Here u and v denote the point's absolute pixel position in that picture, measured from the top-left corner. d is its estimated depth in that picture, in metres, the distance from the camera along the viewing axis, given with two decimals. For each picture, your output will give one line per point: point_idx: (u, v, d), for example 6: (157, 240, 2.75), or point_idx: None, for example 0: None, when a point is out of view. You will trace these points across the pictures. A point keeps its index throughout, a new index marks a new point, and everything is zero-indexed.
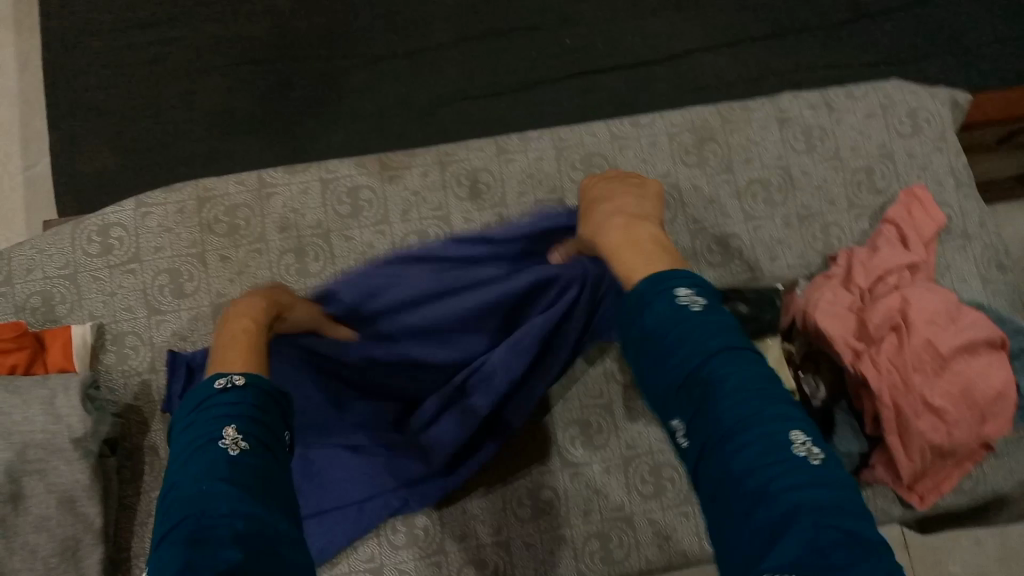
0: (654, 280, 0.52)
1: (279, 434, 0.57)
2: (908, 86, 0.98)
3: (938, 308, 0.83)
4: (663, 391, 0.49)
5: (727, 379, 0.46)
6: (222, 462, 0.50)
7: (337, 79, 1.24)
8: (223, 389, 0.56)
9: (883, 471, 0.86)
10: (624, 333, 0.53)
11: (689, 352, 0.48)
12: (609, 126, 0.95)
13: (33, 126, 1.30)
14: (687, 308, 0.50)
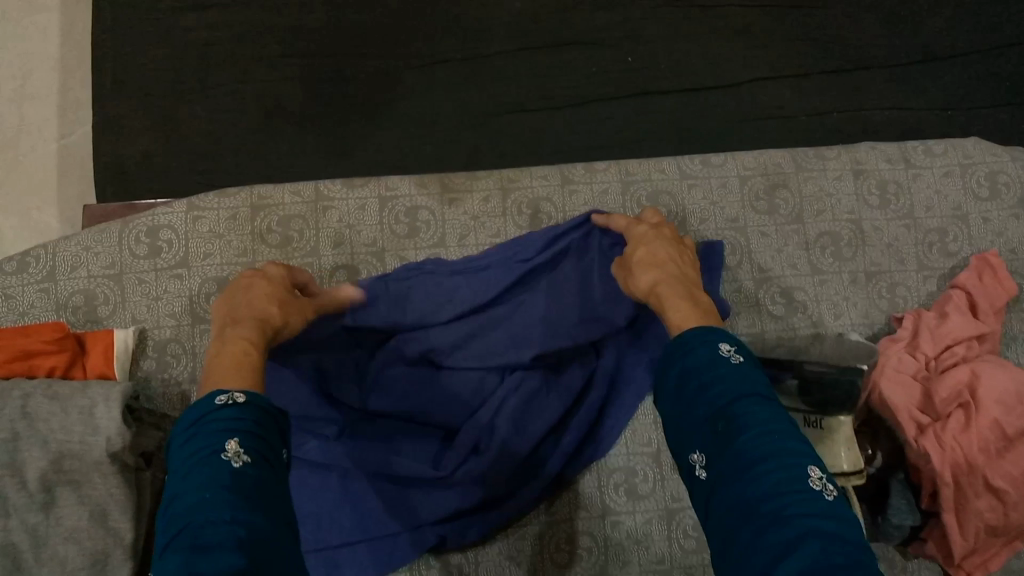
0: (699, 332, 0.60)
1: (279, 450, 0.53)
2: (989, 147, 0.95)
3: (1008, 387, 0.80)
4: (679, 424, 0.57)
5: (753, 419, 0.52)
6: (223, 473, 0.47)
7: (390, 80, 1.19)
8: (223, 404, 0.52)
9: (934, 546, 0.82)
10: (662, 373, 0.60)
11: (721, 393, 0.54)
12: (679, 163, 0.92)
13: (72, 95, 1.26)
14: (724, 358, 0.57)
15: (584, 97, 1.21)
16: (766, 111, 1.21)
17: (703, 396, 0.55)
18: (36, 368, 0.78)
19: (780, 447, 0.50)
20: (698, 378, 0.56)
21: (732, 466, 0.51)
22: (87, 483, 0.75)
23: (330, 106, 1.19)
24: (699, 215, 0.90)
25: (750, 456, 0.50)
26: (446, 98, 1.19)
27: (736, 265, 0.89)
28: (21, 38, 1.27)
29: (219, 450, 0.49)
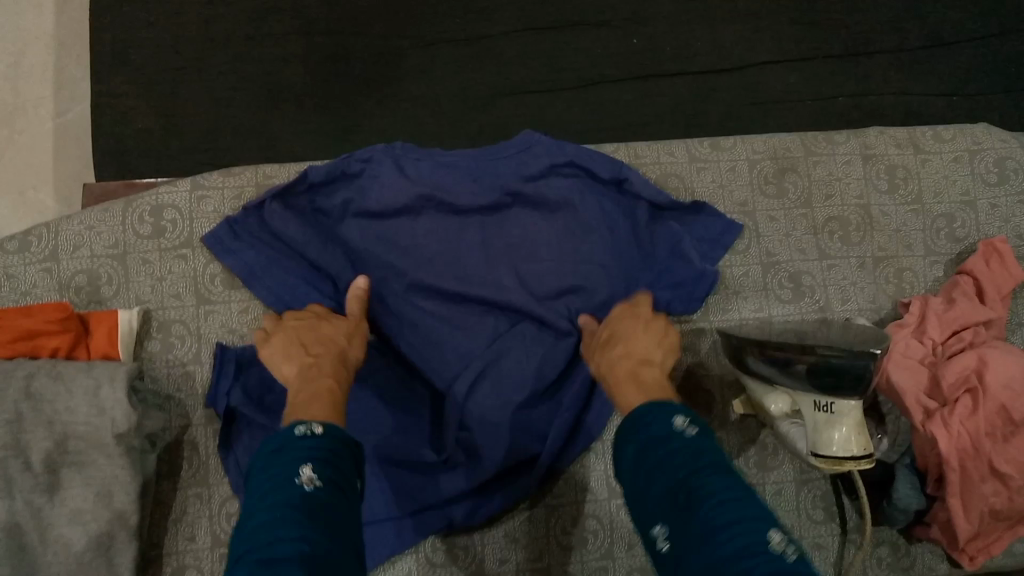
0: (654, 406, 0.61)
1: (354, 479, 0.56)
2: (997, 133, 0.95)
3: (1015, 373, 0.80)
4: (643, 496, 0.56)
5: (715, 487, 0.51)
6: (294, 494, 0.50)
7: (393, 60, 1.18)
8: (303, 433, 0.56)
9: (938, 530, 0.83)
10: (623, 453, 0.60)
11: (679, 464, 0.54)
12: (688, 146, 0.92)
13: (68, 72, 1.24)
14: (679, 430, 0.57)
15: (588, 79, 1.20)
16: (771, 95, 1.21)
17: (664, 466, 0.55)
18: (39, 349, 0.78)
19: (748, 515, 0.49)
20: (657, 450, 0.57)
21: (695, 533, 0.49)
22: (92, 464, 0.74)
23: (333, 85, 1.17)
24: (707, 198, 0.90)
25: (714, 520, 0.49)
26: (449, 78, 1.18)
27: (744, 248, 0.89)
28: (17, 14, 1.25)
29: (293, 476, 0.52)
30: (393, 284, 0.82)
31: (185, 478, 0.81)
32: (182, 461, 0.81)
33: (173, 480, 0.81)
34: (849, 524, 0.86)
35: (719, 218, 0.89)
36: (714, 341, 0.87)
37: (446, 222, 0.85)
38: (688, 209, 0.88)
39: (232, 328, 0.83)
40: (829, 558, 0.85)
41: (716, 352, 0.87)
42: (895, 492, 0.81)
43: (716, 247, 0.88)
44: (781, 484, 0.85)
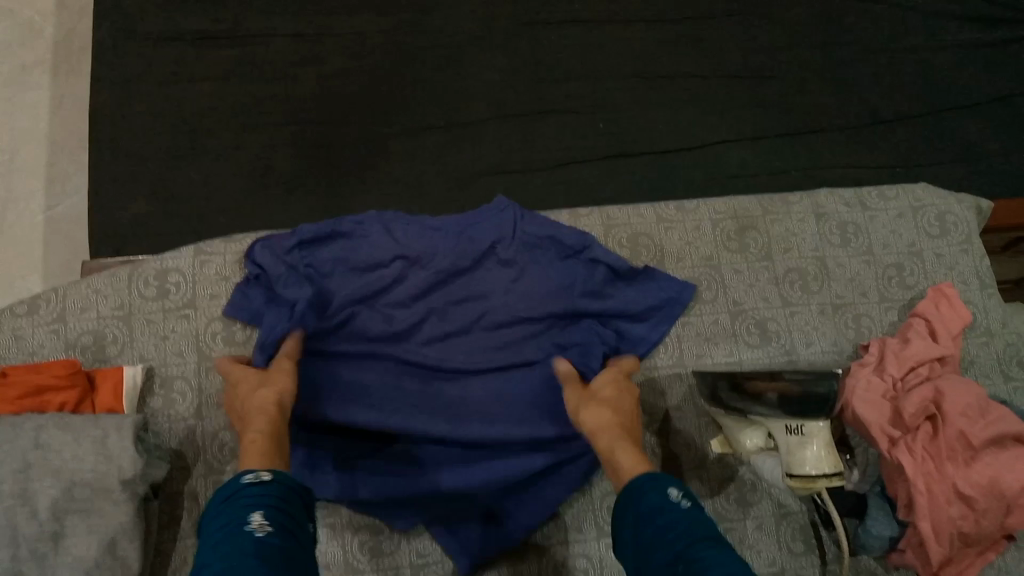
0: (649, 476, 0.67)
1: (303, 523, 0.62)
2: (936, 191, 1.04)
3: (969, 402, 0.86)
4: (642, 567, 0.61)
5: (709, 562, 0.56)
6: (249, 542, 0.55)
7: (379, 147, 1.26)
8: (251, 483, 0.62)
9: (912, 555, 0.86)
10: (621, 519, 0.66)
11: (677, 536, 0.59)
12: (656, 208, 1.00)
13: (60, 167, 1.30)
14: (676, 502, 0.63)
15: (560, 159, 1.28)
16: (730, 172, 1.30)
17: (661, 541, 0.60)
18: (47, 404, 0.81)
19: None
20: (653, 524, 0.62)
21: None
22: (99, 511, 0.76)
23: (324, 169, 1.25)
24: (676, 254, 0.98)
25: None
26: (431, 161, 1.26)
27: (713, 298, 0.96)
28: (13, 113, 1.32)
29: (245, 523, 0.58)
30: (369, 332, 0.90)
31: (186, 528, 0.83)
32: (182, 512, 0.83)
33: (174, 531, 0.83)
34: (828, 555, 0.89)
35: (674, 279, 0.95)
36: (690, 385, 0.93)
37: (421, 276, 0.92)
38: (642, 274, 0.95)
39: None
40: None
41: (693, 395, 0.93)
42: (869, 520, 0.87)
43: (676, 304, 0.94)
44: (761, 518, 0.90)
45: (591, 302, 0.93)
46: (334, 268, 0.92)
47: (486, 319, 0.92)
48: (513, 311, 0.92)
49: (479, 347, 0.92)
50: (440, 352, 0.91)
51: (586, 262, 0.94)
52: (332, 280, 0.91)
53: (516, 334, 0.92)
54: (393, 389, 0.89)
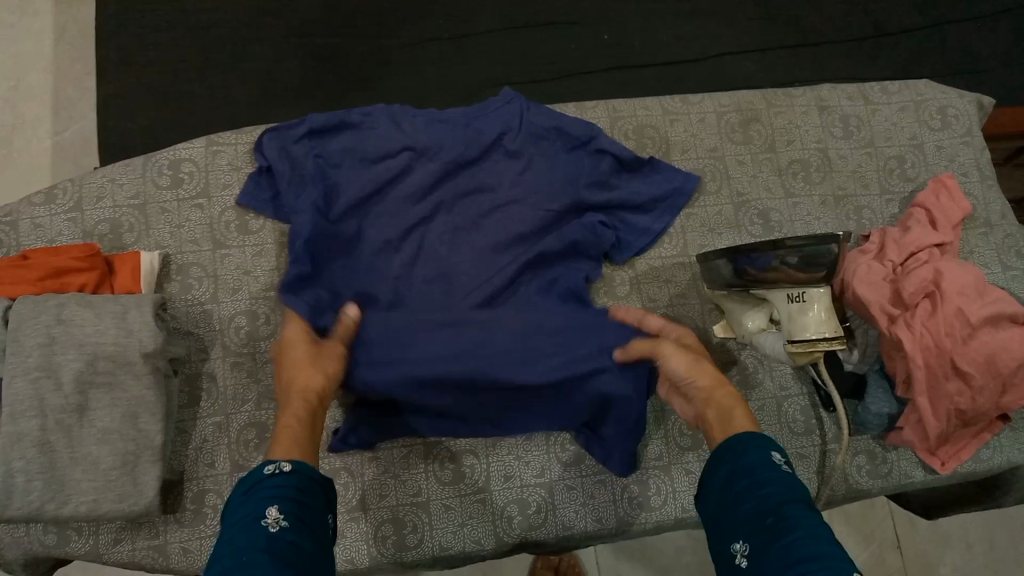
0: (742, 434, 0.65)
1: (319, 514, 0.61)
2: (938, 87, 1.05)
3: (967, 281, 0.87)
4: (727, 518, 0.61)
5: (798, 524, 0.55)
6: (263, 537, 0.54)
7: (383, 57, 1.25)
8: (273, 473, 0.60)
9: (911, 432, 0.88)
10: (709, 468, 0.65)
11: (771, 493, 0.58)
12: (661, 101, 1.01)
13: (65, 94, 1.31)
14: (770, 460, 0.62)
15: (565, 71, 1.28)
16: (734, 82, 1.30)
17: (752, 494, 0.59)
18: (67, 285, 0.83)
19: (830, 551, 0.52)
20: (742, 477, 0.61)
21: (778, 562, 0.53)
22: (121, 385, 0.79)
23: (330, 80, 1.24)
24: (681, 146, 0.99)
25: (799, 553, 0.52)
26: (435, 72, 1.26)
27: (717, 190, 0.98)
28: (16, 40, 1.32)
29: (261, 517, 0.56)
30: (380, 222, 0.91)
31: (204, 407, 0.86)
32: (201, 392, 0.86)
33: (193, 410, 0.86)
34: (828, 436, 0.92)
35: (680, 171, 0.97)
36: (694, 273, 0.95)
37: (430, 167, 0.93)
38: (647, 165, 0.97)
39: (247, 270, 0.90)
40: (811, 466, 0.91)
41: (697, 282, 0.95)
42: (868, 398, 0.89)
43: (681, 195, 0.96)
44: (763, 400, 0.92)
45: (596, 193, 0.94)
46: (344, 159, 0.93)
47: (495, 209, 0.93)
48: (521, 199, 0.94)
49: (489, 235, 0.92)
50: (451, 242, 0.92)
51: (592, 152, 0.96)
52: (341, 172, 0.92)
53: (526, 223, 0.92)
54: (403, 277, 0.90)
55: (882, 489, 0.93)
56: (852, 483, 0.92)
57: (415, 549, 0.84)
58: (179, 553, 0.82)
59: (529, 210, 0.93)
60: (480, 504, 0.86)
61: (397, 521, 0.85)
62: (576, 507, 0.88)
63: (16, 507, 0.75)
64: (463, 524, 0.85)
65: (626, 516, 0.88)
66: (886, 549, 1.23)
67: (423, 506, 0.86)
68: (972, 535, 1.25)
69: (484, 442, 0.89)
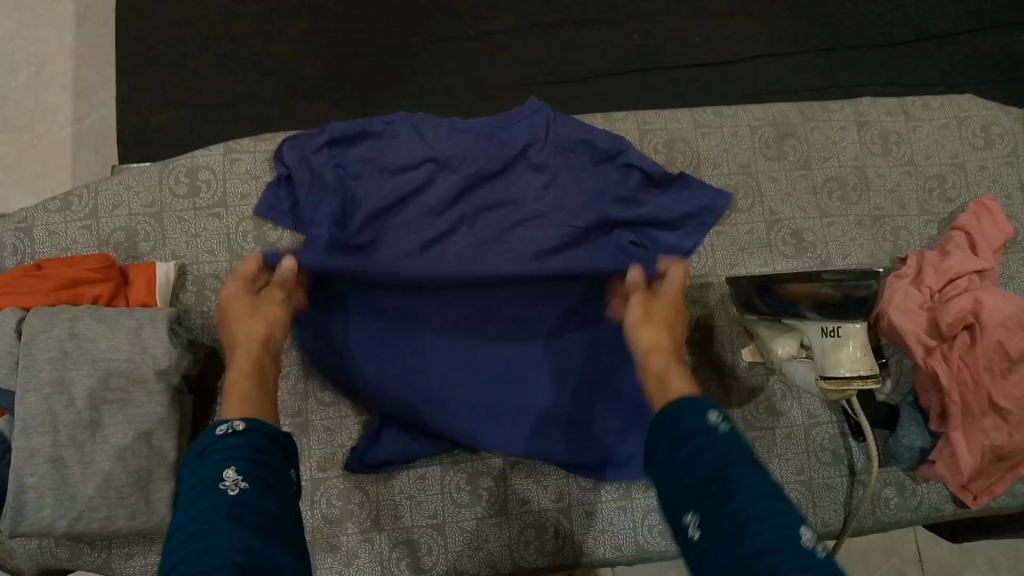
0: (682, 402, 0.60)
1: (282, 471, 0.58)
2: (982, 102, 1.01)
3: (1009, 311, 0.83)
4: (673, 488, 0.56)
5: (747, 484, 0.51)
6: (221, 502, 0.51)
7: (406, 56, 1.22)
8: (224, 434, 0.58)
9: (943, 468, 0.85)
10: (652, 438, 0.60)
11: (717, 456, 0.54)
12: (693, 113, 0.98)
13: (86, 82, 1.29)
14: (713, 424, 0.57)
15: (594, 71, 1.24)
16: (767, 87, 1.26)
17: (695, 461, 0.54)
18: (81, 297, 0.81)
19: (775, 509, 0.50)
20: (686, 445, 0.56)
21: (729, 527, 0.49)
22: (134, 401, 0.77)
23: (351, 78, 1.21)
24: (713, 160, 0.96)
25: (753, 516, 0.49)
26: (460, 72, 1.22)
27: (749, 206, 0.95)
28: (38, 28, 1.29)
29: (218, 480, 0.53)
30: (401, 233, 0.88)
31: None
32: (216, 407, 0.85)
33: (207, 425, 0.84)
34: (857, 466, 0.89)
35: (710, 187, 0.94)
36: (724, 294, 0.92)
37: (453, 178, 0.90)
38: (676, 181, 0.93)
39: None
40: (837, 498, 0.88)
41: (727, 303, 0.92)
42: (900, 431, 0.86)
43: (711, 213, 0.93)
44: (790, 428, 0.89)
45: (624, 209, 0.91)
46: (364, 167, 0.90)
47: (522, 222, 0.90)
48: (546, 212, 0.90)
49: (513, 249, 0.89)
50: (475, 255, 0.89)
51: (620, 166, 0.92)
52: (361, 181, 0.89)
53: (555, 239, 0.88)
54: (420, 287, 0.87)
55: (911, 522, 0.91)
56: (879, 516, 0.90)
57: (430, 571, 0.84)
58: None
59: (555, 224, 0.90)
60: (498, 527, 0.85)
61: (411, 543, 0.84)
62: (595, 533, 0.86)
63: (27, 524, 0.74)
64: (479, 547, 0.84)
65: (645, 544, 0.87)
66: (908, 563, 1.20)
67: (439, 528, 0.84)
68: (997, 557, 1.22)
69: (504, 465, 0.87)
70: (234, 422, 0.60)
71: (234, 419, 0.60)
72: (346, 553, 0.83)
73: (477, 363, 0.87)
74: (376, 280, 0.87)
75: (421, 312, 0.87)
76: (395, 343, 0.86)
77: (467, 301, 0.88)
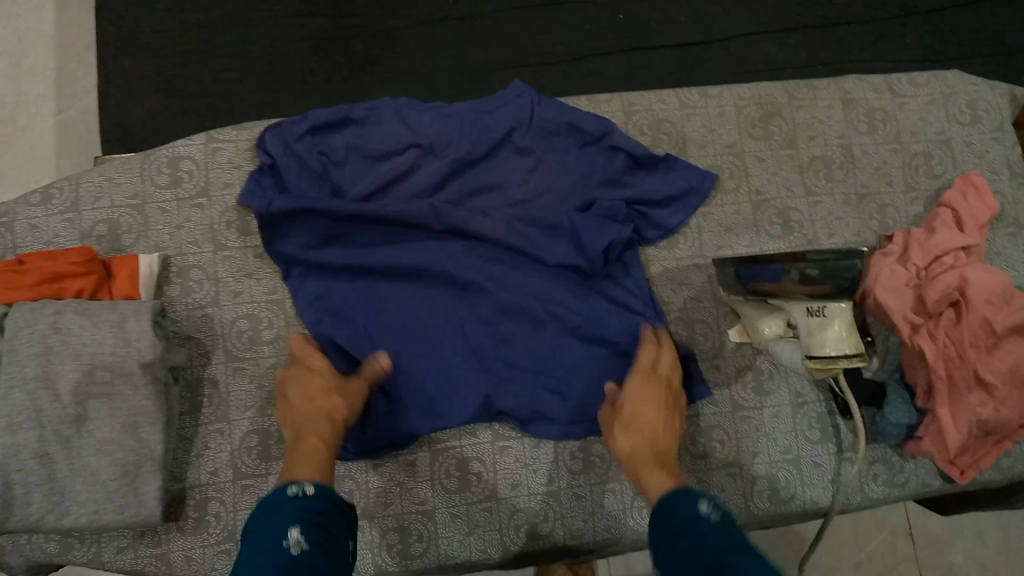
0: (689, 500, 0.64)
1: (342, 540, 0.60)
2: (968, 78, 1.00)
3: (994, 288, 0.83)
4: (678, 571, 0.57)
5: (749, 564, 0.52)
6: (284, 555, 0.53)
7: (390, 39, 1.21)
8: (296, 497, 0.62)
9: (930, 443, 0.85)
10: (655, 540, 0.63)
11: (720, 545, 0.56)
12: (678, 94, 0.97)
13: (67, 72, 1.27)
14: (709, 518, 0.61)
15: (579, 52, 1.23)
16: (753, 66, 1.25)
17: (699, 548, 0.57)
18: (64, 291, 0.80)
19: None
20: (688, 534, 0.59)
21: None
22: (120, 394, 0.77)
23: (335, 62, 1.20)
24: (699, 141, 0.96)
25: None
26: (444, 54, 1.21)
27: (735, 187, 0.95)
28: (17, 18, 1.28)
29: (282, 538, 0.56)
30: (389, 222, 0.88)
31: (206, 414, 0.84)
32: (203, 398, 0.85)
33: (195, 416, 0.84)
34: (845, 444, 0.90)
35: (697, 168, 0.94)
36: (710, 276, 0.92)
37: (438, 165, 0.89)
38: (662, 163, 0.93)
39: (248, 272, 0.87)
40: (826, 476, 0.89)
41: (713, 285, 0.92)
42: (887, 408, 0.87)
43: (698, 194, 0.93)
44: (778, 407, 0.89)
45: (609, 191, 0.91)
46: (348, 155, 0.90)
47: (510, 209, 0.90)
48: (533, 197, 0.91)
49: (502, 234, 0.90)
50: (463, 240, 0.89)
51: (605, 149, 0.92)
52: (346, 169, 0.89)
53: (545, 227, 0.89)
54: (410, 273, 0.88)
55: (900, 498, 0.91)
56: (868, 493, 0.90)
57: (420, 558, 0.83)
58: (182, 562, 0.82)
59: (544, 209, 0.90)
60: (488, 512, 0.85)
61: (402, 530, 0.84)
62: (585, 516, 0.86)
63: (15, 519, 0.74)
64: (471, 532, 0.84)
65: (635, 526, 0.87)
66: (898, 539, 1.21)
67: (429, 514, 0.84)
68: (987, 530, 1.23)
69: (492, 448, 0.86)
70: (304, 488, 0.64)
71: (304, 484, 0.64)
72: None
73: (468, 346, 0.87)
74: (364, 267, 0.87)
75: (404, 295, 0.88)
76: (376, 326, 0.86)
77: (455, 285, 0.88)
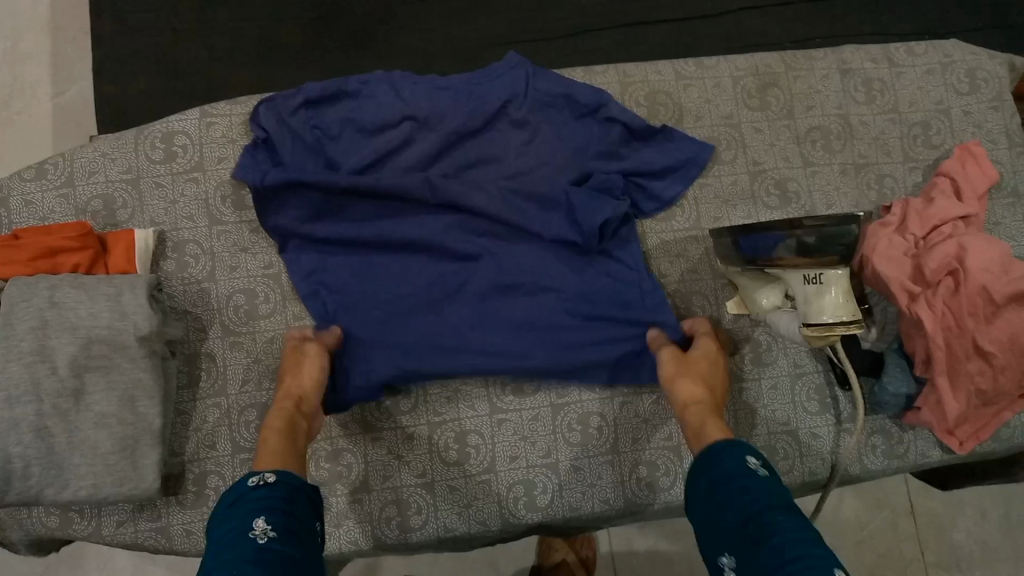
0: (727, 446, 0.65)
1: (309, 524, 0.61)
2: (967, 47, 1.00)
3: (993, 256, 0.82)
4: (712, 530, 0.60)
5: (783, 526, 0.55)
6: (249, 549, 0.54)
7: (386, 15, 1.20)
8: (257, 484, 0.61)
9: (929, 414, 0.85)
10: (693, 483, 0.66)
11: (755, 504, 0.58)
12: (674, 65, 0.97)
13: (62, 54, 1.27)
14: (751, 469, 0.62)
15: (575, 28, 1.22)
16: (751, 40, 1.24)
17: (734, 506, 0.59)
18: (60, 266, 0.80)
19: (811, 548, 0.53)
20: (726, 487, 0.61)
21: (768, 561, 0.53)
22: (117, 367, 0.77)
23: (331, 39, 1.19)
24: (695, 113, 0.95)
25: (790, 557, 0.52)
26: (440, 30, 1.20)
27: (732, 158, 0.94)
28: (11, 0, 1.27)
29: (248, 529, 0.57)
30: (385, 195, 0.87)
31: (204, 389, 0.84)
32: (200, 373, 0.85)
33: (193, 391, 0.84)
34: (844, 415, 0.89)
35: (693, 139, 0.93)
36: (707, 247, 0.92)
37: (433, 138, 0.89)
38: (659, 134, 0.93)
39: (244, 246, 0.87)
40: (825, 447, 0.89)
41: (710, 256, 0.92)
42: (885, 377, 0.87)
43: (695, 165, 0.92)
44: (776, 378, 0.89)
45: (605, 163, 0.91)
46: (343, 129, 0.89)
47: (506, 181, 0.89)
48: (529, 168, 0.90)
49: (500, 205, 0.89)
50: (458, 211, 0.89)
51: (602, 120, 0.91)
52: (341, 143, 0.89)
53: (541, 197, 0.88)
54: (408, 246, 0.87)
55: (899, 469, 0.91)
56: (866, 464, 0.90)
57: (419, 531, 0.84)
58: (182, 536, 0.82)
59: (540, 181, 0.89)
60: (486, 485, 0.85)
61: (401, 503, 0.84)
62: (583, 488, 0.86)
63: (14, 494, 0.74)
64: (469, 506, 0.84)
65: (635, 498, 0.86)
66: (899, 516, 1.21)
67: (427, 487, 0.84)
68: (989, 504, 1.23)
69: (489, 421, 0.86)
70: (266, 474, 0.63)
71: (266, 471, 0.64)
72: (335, 514, 0.83)
73: (467, 317, 0.86)
74: (361, 242, 0.87)
75: (404, 267, 0.87)
76: (374, 298, 0.86)
77: (454, 257, 0.88)
